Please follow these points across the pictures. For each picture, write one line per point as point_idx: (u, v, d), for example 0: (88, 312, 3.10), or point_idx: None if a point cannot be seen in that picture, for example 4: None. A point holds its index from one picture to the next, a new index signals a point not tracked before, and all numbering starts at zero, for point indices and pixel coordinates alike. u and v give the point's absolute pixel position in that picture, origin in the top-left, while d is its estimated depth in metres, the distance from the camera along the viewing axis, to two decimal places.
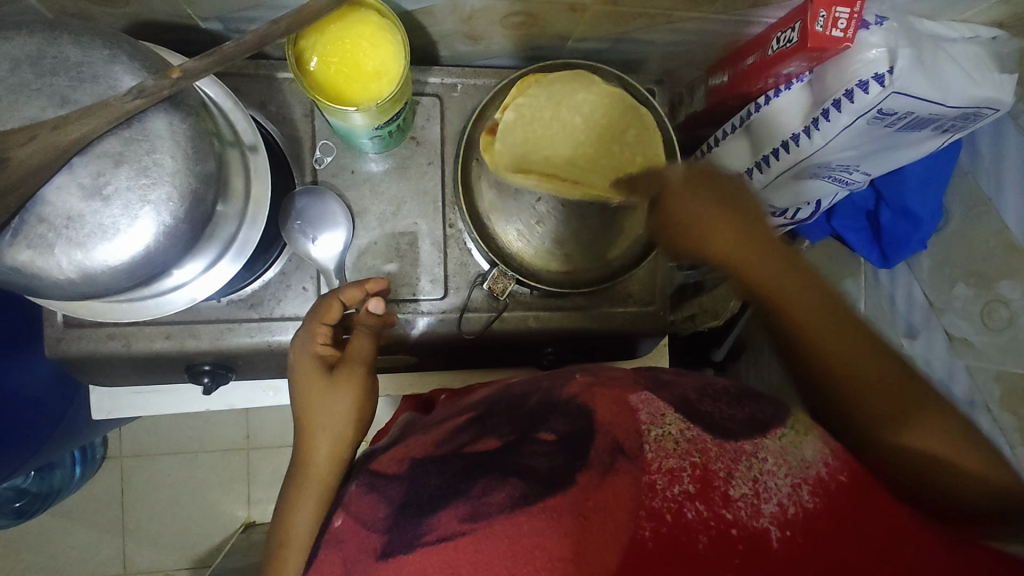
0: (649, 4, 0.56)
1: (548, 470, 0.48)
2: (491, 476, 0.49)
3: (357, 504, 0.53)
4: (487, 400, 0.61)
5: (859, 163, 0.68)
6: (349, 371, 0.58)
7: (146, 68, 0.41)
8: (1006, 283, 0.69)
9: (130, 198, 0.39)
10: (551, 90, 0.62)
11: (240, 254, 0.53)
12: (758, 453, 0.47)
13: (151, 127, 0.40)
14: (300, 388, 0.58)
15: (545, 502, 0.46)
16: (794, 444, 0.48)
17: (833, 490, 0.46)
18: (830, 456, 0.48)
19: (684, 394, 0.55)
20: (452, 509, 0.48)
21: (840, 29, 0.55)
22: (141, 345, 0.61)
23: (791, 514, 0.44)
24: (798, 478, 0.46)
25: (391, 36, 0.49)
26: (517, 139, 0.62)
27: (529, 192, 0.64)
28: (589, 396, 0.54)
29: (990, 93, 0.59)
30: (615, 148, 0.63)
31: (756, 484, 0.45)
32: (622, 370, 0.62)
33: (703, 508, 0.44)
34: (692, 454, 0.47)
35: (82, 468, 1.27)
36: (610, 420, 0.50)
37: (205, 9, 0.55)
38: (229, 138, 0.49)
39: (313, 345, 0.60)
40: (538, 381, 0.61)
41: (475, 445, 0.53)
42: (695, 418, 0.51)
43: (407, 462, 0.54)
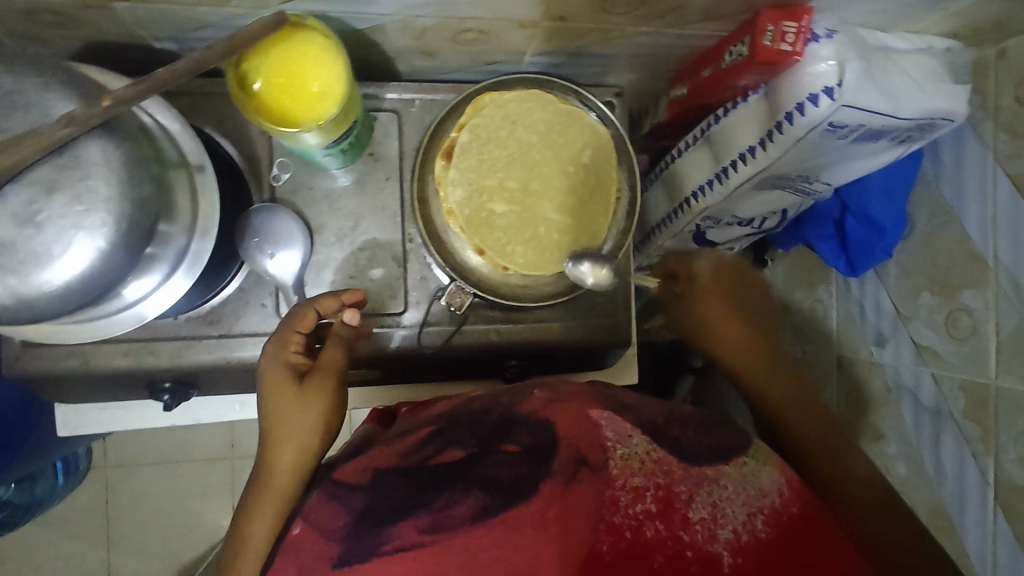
0: (598, 19, 0.57)
1: (510, 481, 0.48)
2: (455, 489, 0.49)
3: (316, 512, 0.52)
4: (448, 413, 0.60)
5: (819, 173, 0.67)
6: (319, 384, 0.56)
7: (79, 94, 0.41)
8: (968, 292, 0.69)
9: (64, 225, 0.40)
10: (506, 110, 0.63)
11: (194, 267, 0.53)
12: (719, 479, 0.50)
13: (84, 154, 0.41)
14: (269, 397, 0.56)
15: (509, 515, 0.46)
16: (753, 473, 0.52)
17: (784, 520, 0.50)
18: (786, 487, 0.52)
19: (650, 417, 0.55)
20: (413, 521, 0.48)
21: (789, 42, 0.55)
22: (99, 363, 0.61)
23: (743, 541, 0.48)
24: (755, 507, 0.50)
25: (333, 56, 0.49)
26: (473, 160, 0.63)
27: (482, 206, 0.63)
28: (551, 412, 0.53)
29: (941, 104, 0.59)
30: (572, 167, 0.64)
31: (715, 509, 0.49)
32: (582, 388, 0.60)
33: (661, 527, 0.48)
34: (657, 475, 0.49)
35: (66, 478, 1.25)
36: (573, 433, 0.50)
37: (157, 30, 0.55)
38: (174, 159, 0.50)
39: (284, 354, 0.58)
40: (499, 396, 0.60)
41: (439, 457, 0.53)
42: (658, 438, 0.52)
43: (370, 473, 0.53)
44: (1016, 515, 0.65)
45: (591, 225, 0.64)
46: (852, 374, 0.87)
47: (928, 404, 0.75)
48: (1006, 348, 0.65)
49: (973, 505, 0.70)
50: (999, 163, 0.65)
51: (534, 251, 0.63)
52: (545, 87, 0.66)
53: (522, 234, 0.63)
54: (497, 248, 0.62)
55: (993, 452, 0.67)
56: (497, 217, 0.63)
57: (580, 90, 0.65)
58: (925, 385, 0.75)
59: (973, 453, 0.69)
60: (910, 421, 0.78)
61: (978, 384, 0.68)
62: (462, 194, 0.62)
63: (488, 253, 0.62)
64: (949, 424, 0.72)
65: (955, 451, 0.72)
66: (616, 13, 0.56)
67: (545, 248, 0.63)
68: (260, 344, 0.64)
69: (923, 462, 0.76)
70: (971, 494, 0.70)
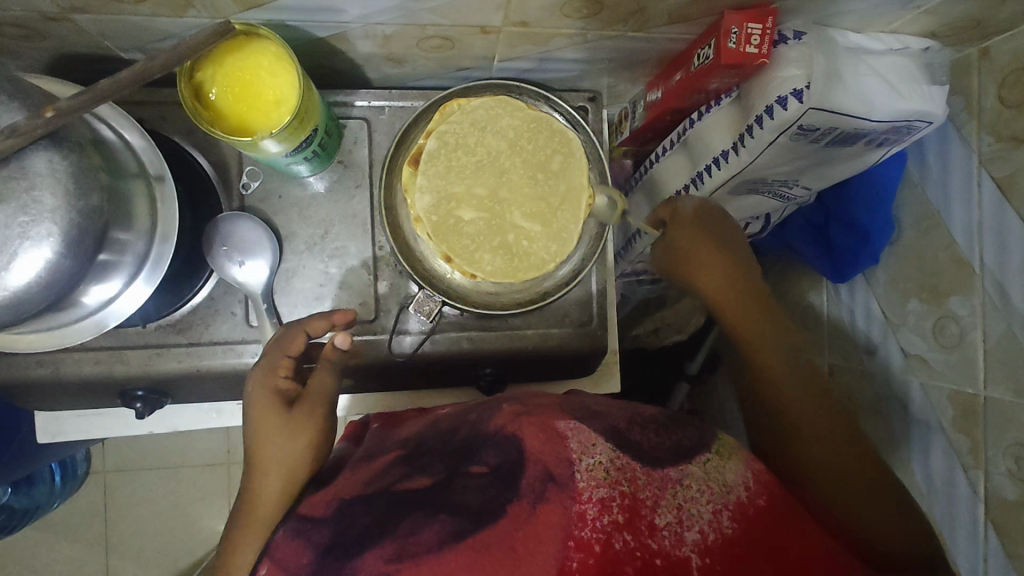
0: (560, 24, 0.56)
1: (480, 504, 0.45)
2: (420, 513, 0.46)
3: (282, 550, 0.48)
4: (417, 436, 0.59)
5: (798, 177, 0.66)
6: (309, 412, 0.57)
7: (25, 107, 0.41)
8: (955, 299, 0.66)
9: (9, 235, 0.40)
10: (474, 116, 0.63)
11: (154, 273, 0.54)
12: (682, 480, 0.48)
13: (30, 165, 0.41)
14: (255, 423, 0.56)
15: (477, 538, 0.43)
16: (717, 469, 0.50)
17: (751, 515, 0.48)
18: (751, 481, 0.50)
19: (614, 422, 0.53)
20: (377, 551, 0.44)
21: (754, 45, 0.54)
22: (69, 370, 0.62)
23: (711, 541, 0.45)
24: (719, 504, 0.47)
25: (290, 66, 0.50)
26: (440, 167, 0.62)
27: (450, 215, 0.62)
28: (517, 425, 0.52)
29: (917, 105, 0.57)
30: (542, 174, 0.63)
31: (680, 512, 0.46)
32: (555, 398, 0.60)
33: (630, 538, 0.44)
34: (622, 483, 0.46)
35: (63, 480, 1.26)
36: (540, 448, 0.48)
37: (122, 41, 0.55)
38: (131, 169, 0.51)
39: (273, 379, 0.58)
40: (466, 414, 0.59)
41: (406, 483, 0.50)
42: (622, 445, 0.49)
43: (335, 503, 0.50)
44: (1008, 533, 0.61)
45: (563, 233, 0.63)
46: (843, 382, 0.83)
47: (917, 414, 0.72)
48: (993, 357, 0.61)
49: (963, 521, 0.66)
50: (983, 167, 0.63)
51: (503, 259, 0.62)
52: (513, 93, 0.66)
53: (490, 242, 0.62)
54: (463, 256, 0.61)
55: (982, 465, 0.64)
56: (464, 224, 0.62)
57: (548, 95, 0.65)
58: (914, 395, 0.72)
59: (962, 466, 0.66)
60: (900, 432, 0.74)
61: (966, 395, 0.65)
62: (429, 200, 0.61)
63: (456, 261, 0.61)
64: (938, 435, 0.69)
65: (945, 464, 0.68)
66: (579, 18, 0.55)
67: (517, 255, 0.62)
68: (230, 352, 0.64)
69: (913, 475, 0.73)
70: (961, 509, 0.67)
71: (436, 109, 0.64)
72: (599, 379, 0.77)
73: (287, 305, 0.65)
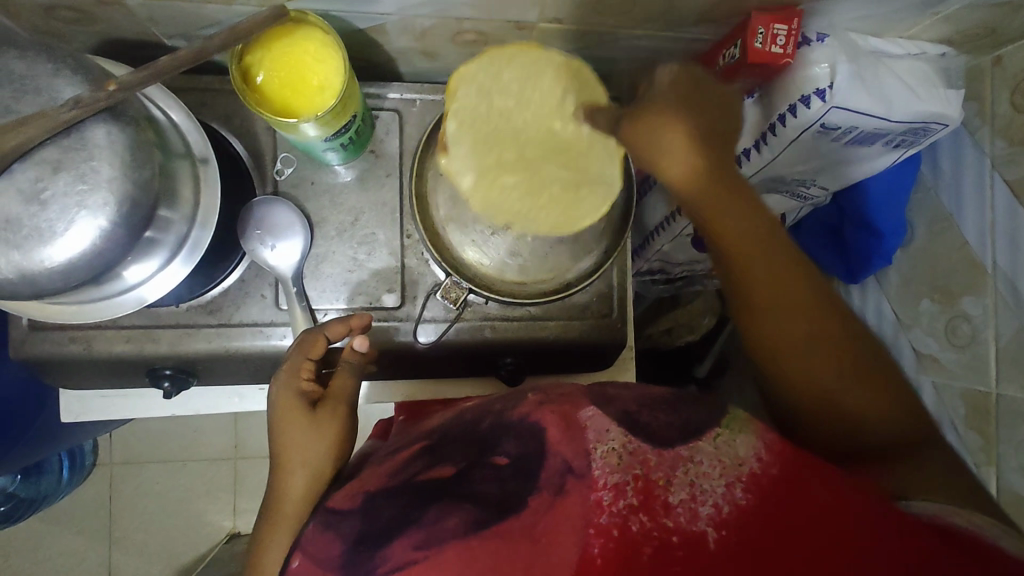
0: (594, 22, 0.59)
1: (498, 495, 0.46)
2: (444, 502, 0.46)
3: (313, 543, 0.49)
4: (440, 427, 0.58)
5: (815, 178, 0.68)
6: (333, 410, 0.59)
7: (87, 81, 0.43)
8: (968, 299, 0.68)
9: (67, 203, 0.42)
10: (477, 81, 0.57)
11: (190, 257, 0.55)
12: (694, 457, 0.45)
13: (89, 136, 0.43)
14: (280, 421, 0.57)
15: (502, 527, 0.44)
16: (728, 442, 0.46)
17: (767, 485, 0.44)
18: (764, 451, 0.46)
19: (624, 406, 0.51)
20: (406, 538, 0.45)
21: (779, 45, 0.56)
22: (101, 348, 0.63)
23: (726, 514, 0.42)
24: (733, 476, 0.44)
25: (334, 52, 0.52)
26: (468, 146, 0.58)
27: (495, 188, 0.58)
28: (541, 414, 0.51)
29: (934, 108, 0.60)
30: (561, 119, 0.58)
31: (693, 488, 0.44)
32: (574, 387, 0.59)
33: (646, 519, 0.43)
34: (634, 467, 0.45)
35: (71, 474, 1.28)
36: (558, 441, 0.47)
37: (169, 27, 0.57)
38: (180, 150, 0.52)
39: (296, 382, 0.59)
40: (489, 404, 0.58)
41: (428, 472, 0.50)
42: (632, 429, 0.48)
43: (361, 496, 0.50)
44: None
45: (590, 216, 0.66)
46: None
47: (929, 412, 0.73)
48: (1005, 354, 0.63)
49: None
50: (996, 170, 0.65)
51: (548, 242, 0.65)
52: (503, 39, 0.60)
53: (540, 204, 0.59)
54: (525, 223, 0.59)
55: (994, 461, 0.65)
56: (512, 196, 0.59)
57: None
58: (926, 394, 0.74)
59: (974, 464, 0.67)
60: None
61: (978, 393, 0.67)
62: (471, 181, 0.58)
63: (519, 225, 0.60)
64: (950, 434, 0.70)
65: None
66: (610, 16, 0.58)
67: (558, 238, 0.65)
68: (258, 335, 0.65)
69: None
70: None
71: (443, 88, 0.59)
72: (616, 372, 0.79)
73: (317, 289, 0.67)
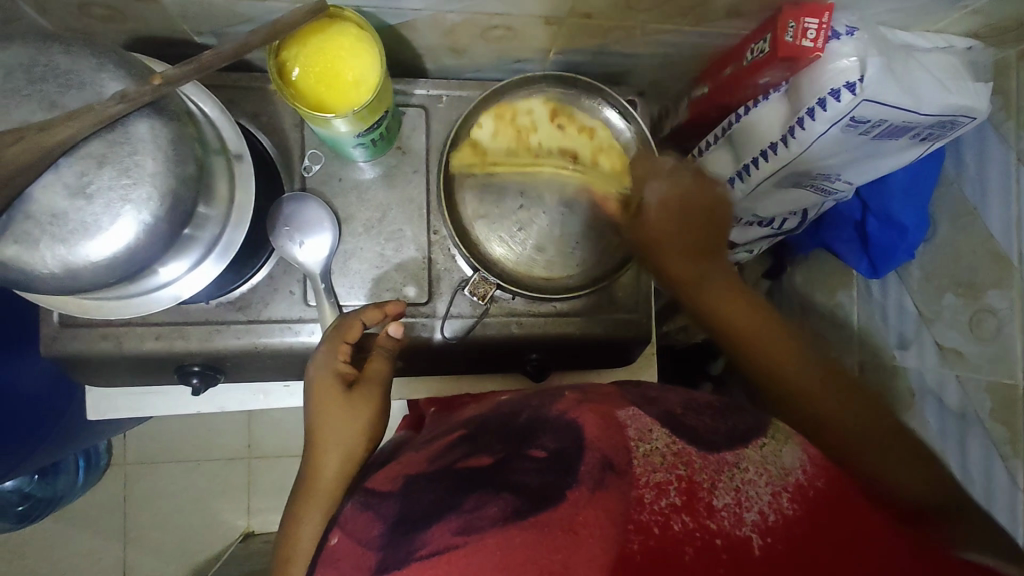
0: (624, 16, 0.59)
1: (540, 486, 0.45)
2: (484, 490, 0.46)
3: (352, 522, 0.50)
4: (475, 419, 0.58)
5: (840, 172, 0.68)
6: (367, 396, 0.58)
7: (130, 76, 0.43)
8: (993, 292, 0.68)
9: (112, 197, 0.42)
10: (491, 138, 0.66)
11: (224, 255, 0.55)
12: (739, 463, 0.46)
13: (133, 131, 0.43)
14: (317, 403, 0.58)
15: (539, 518, 0.43)
16: (774, 452, 0.47)
17: (811, 497, 0.45)
18: (809, 464, 0.47)
19: (667, 408, 0.53)
20: (445, 523, 0.45)
21: (810, 39, 0.56)
22: (132, 345, 0.63)
23: (771, 522, 0.43)
24: (779, 485, 0.45)
25: (369, 48, 0.53)
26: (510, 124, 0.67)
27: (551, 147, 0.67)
28: (579, 412, 0.52)
29: (963, 101, 0.60)
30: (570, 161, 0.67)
31: (738, 493, 0.44)
32: (609, 387, 0.59)
33: (688, 520, 0.43)
34: (678, 467, 0.45)
35: (87, 475, 1.30)
36: (597, 436, 0.48)
37: (201, 24, 0.58)
38: (216, 146, 0.53)
39: (334, 360, 0.59)
40: (526, 400, 0.58)
41: (468, 461, 0.49)
42: (676, 430, 0.49)
43: (402, 479, 0.50)
44: None
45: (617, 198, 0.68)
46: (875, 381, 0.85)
47: (954, 406, 0.73)
48: None
49: (1002, 509, 0.67)
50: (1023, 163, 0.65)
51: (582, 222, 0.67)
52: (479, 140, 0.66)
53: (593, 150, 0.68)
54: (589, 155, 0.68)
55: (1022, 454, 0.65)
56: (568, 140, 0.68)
57: (604, 89, 0.67)
58: (950, 389, 0.74)
59: (1001, 456, 0.67)
60: (936, 424, 0.76)
61: (1005, 385, 0.67)
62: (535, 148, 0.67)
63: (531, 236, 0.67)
64: (975, 427, 0.70)
65: (982, 454, 0.70)
66: (640, 10, 0.58)
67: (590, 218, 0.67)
68: (287, 331, 0.65)
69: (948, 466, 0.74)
70: (999, 498, 0.68)
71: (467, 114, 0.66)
72: (636, 370, 0.80)
73: (345, 286, 0.67)
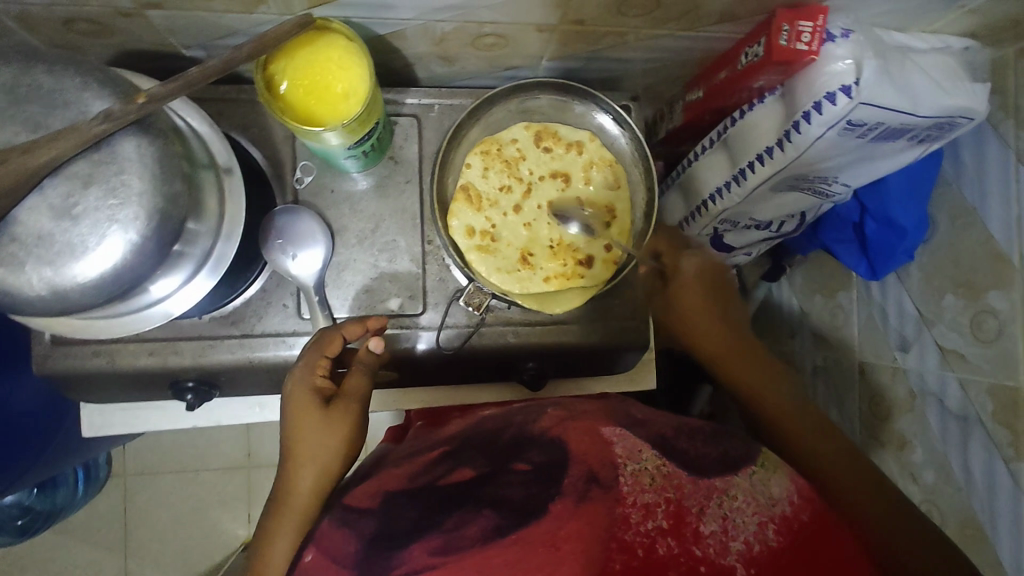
0: (615, 22, 0.58)
1: (523, 499, 0.47)
2: (465, 510, 0.47)
3: (328, 538, 0.51)
4: (460, 434, 0.59)
5: (838, 175, 0.67)
6: (344, 409, 0.56)
7: (115, 94, 0.43)
8: (993, 293, 0.67)
9: (99, 218, 0.41)
10: (483, 175, 0.65)
11: (216, 270, 0.55)
12: (728, 490, 0.49)
13: (119, 150, 0.42)
14: (293, 417, 0.56)
15: (521, 535, 0.45)
16: (763, 481, 0.50)
17: (797, 529, 0.48)
18: (795, 495, 0.50)
19: (660, 432, 0.56)
20: (425, 542, 0.46)
21: (804, 41, 0.55)
22: (124, 361, 0.63)
23: (756, 553, 0.45)
24: (766, 516, 0.47)
25: (357, 59, 0.52)
26: (496, 155, 0.66)
27: (542, 165, 0.66)
28: (562, 430, 0.55)
29: (961, 101, 0.59)
30: (563, 191, 0.67)
31: (726, 521, 0.46)
32: (597, 405, 0.63)
33: (673, 544, 0.45)
34: (667, 490, 0.48)
35: (85, 487, 1.28)
36: (585, 450, 0.51)
37: (188, 38, 0.57)
38: (204, 161, 0.52)
39: (310, 377, 0.57)
40: (511, 416, 0.61)
41: (450, 476, 0.51)
42: (667, 453, 0.51)
43: (381, 495, 0.51)
44: None
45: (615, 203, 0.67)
46: (876, 382, 0.85)
47: (955, 409, 0.72)
48: None
49: (1005, 513, 0.67)
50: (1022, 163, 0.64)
51: (584, 231, 0.66)
52: (466, 179, 0.65)
53: (586, 167, 0.66)
54: (579, 172, 0.66)
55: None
56: (557, 156, 0.67)
57: (596, 94, 0.66)
58: (951, 391, 0.73)
59: (1003, 459, 0.66)
60: (938, 426, 0.75)
61: (1005, 388, 0.65)
62: (528, 167, 0.66)
63: (536, 254, 0.66)
64: (977, 430, 0.69)
65: (984, 456, 0.69)
66: (631, 16, 0.57)
67: (590, 226, 0.66)
68: (281, 344, 0.65)
69: (951, 469, 0.73)
70: (1002, 502, 0.67)
71: (446, 148, 0.64)
72: (635, 377, 0.80)
73: (338, 298, 0.66)
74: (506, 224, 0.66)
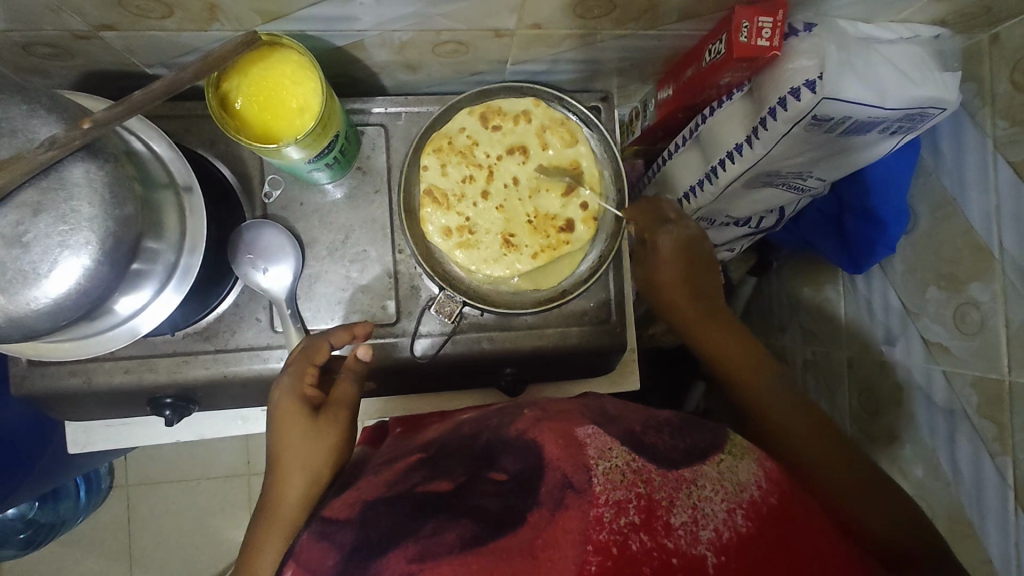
0: (573, 24, 0.58)
1: (498, 510, 0.45)
2: (442, 516, 0.45)
3: (308, 552, 0.48)
4: (436, 441, 0.59)
5: (812, 170, 0.67)
6: (333, 417, 0.57)
7: (62, 120, 0.43)
8: (976, 284, 0.65)
9: (50, 244, 0.42)
10: (445, 172, 0.64)
11: (183, 283, 0.55)
12: (696, 480, 0.48)
13: (68, 176, 0.42)
14: (280, 426, 0.56)
15: (499, 544, 0.43)
16: (731, 468, 0.50)
17: (764, 513, 0.48)
18: (763, 479, 0.50)
19: (629, 427, 0.54)
20: (401, 551, 0.44)
21: (765, 38, 0.55)
22: (101, 380, 0.63)
23: (726, 539, 0.45)
24: (734, 502, 0.47)
25: (311, 74, 0.53)
26: (451, 148, 0.64)
27: (496, 143, 0.65)
28: (538, 431, 0.52)
29: (930, 93, 0.58)
30: (523, 162, 0.65)
31: (695, 511, 0.46)
32: (572, 404, 0.62)
33: (647, 538, 0.44)
34: (638, 485, 0.46)
35: (88, 497, 1.30)
36: (558, 456, 0.48)
37: (148, 57, 0.57)
38: (161, 180, 0.52)
39: (300, 385, 0.58)
40: (485, 420, 0.59)
41: (428, 485, 0.50)
42: (637, 450, 0.50)
43: (358, 506, 0.50)
44: None
45: (580, 159, 0.65)
46: (864, 376, 0.83)
47: (941, 402, 0.71)
48: (1017, 340, 0.60)
49: (994, 509, 0.65)
50: (998, 150, 0.62)
51: (556, 197, 0.65)
52: (420, 179, 0.64)
53: (539, 131, 0.65)
54: (533, 140, 0.65)
55: (1010, 451, 0.62)
56: (505, 126, 0.65)
57: (562, 97, 0.66)
58: (937, 385, 0.71)
59: (990, 454, 0.65)
60: (926, 420, 0.73)
61: (991, 380, 0.64)
62: (483, 146, 0.65)
63: (518, 235, 0.64)
64: (964, 424, 0.68)
65: (972, 451, 0.67)
66: (591, 18, 0.57)
67: (561, 190, 0.65)
68: (255, 358, 0.65)
69: (938, 463, 0.72)
70: (990, 498, 0.65)
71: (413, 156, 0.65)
72: (617, 378, 0.79)
73: (311, 310, 0.66)
74: (479, 213, 0.64)
